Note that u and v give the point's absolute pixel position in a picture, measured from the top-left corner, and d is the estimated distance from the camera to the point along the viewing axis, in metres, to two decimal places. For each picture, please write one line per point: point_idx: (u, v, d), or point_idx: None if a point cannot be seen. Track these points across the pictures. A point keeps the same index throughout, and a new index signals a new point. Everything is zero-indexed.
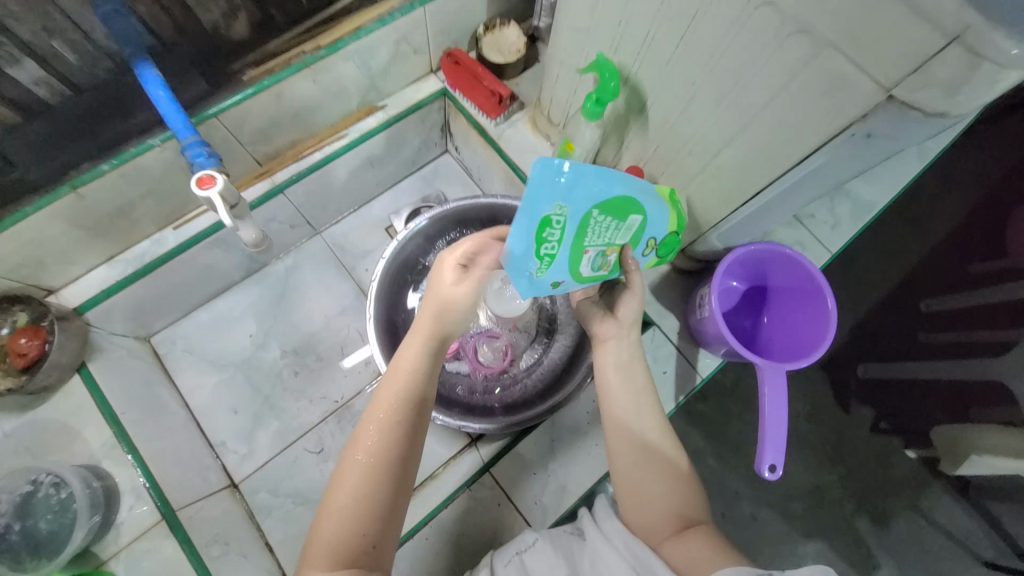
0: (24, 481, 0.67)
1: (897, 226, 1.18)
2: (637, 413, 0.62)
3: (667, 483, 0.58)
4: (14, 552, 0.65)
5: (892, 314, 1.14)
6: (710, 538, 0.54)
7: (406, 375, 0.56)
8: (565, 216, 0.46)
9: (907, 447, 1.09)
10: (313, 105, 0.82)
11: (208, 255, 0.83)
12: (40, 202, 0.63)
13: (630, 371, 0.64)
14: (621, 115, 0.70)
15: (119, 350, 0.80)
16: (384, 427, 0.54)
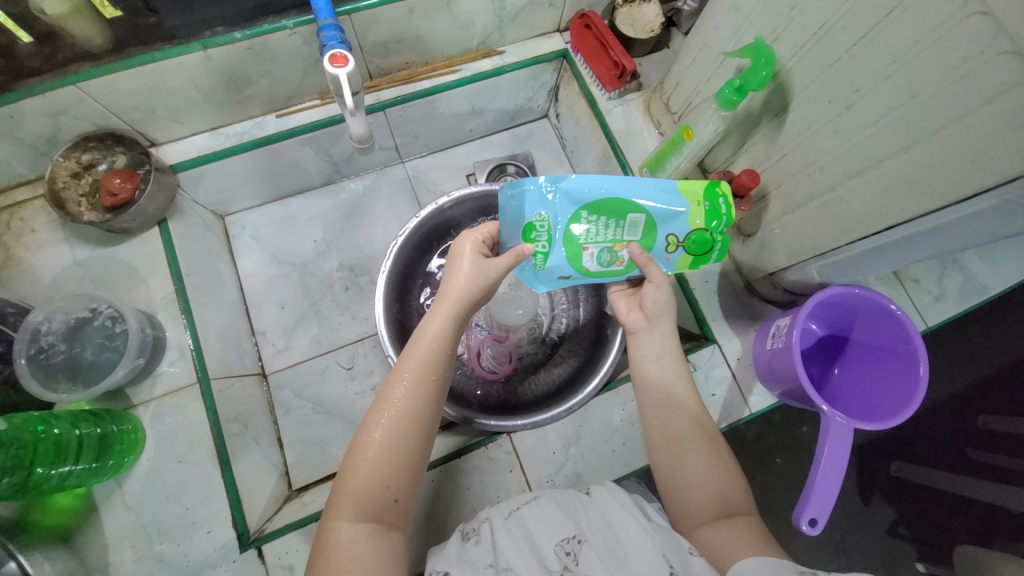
0: (82, 306, 0.68)
1: (994, 325, 1.08)
2: (674, 400, 0.61)
3: (705, 467, 0.56)
4: (50, 371, 0.65)
5: (948, 417, 1.06)
6: (752, 529, 0.52)
7: (430, 339, 0.54)
8: (544, 215, 0.55)
9: (919, 559, 1.00)
10: (437, 31, 0.81)
11: (298, 152, 0.85)
12: (171, 51, 0.65)
13: (667, 357, 0.63)
14: (754, 114, 0.66)
15: (196, 219, 0.83)
16: (410, 380, 0.52)
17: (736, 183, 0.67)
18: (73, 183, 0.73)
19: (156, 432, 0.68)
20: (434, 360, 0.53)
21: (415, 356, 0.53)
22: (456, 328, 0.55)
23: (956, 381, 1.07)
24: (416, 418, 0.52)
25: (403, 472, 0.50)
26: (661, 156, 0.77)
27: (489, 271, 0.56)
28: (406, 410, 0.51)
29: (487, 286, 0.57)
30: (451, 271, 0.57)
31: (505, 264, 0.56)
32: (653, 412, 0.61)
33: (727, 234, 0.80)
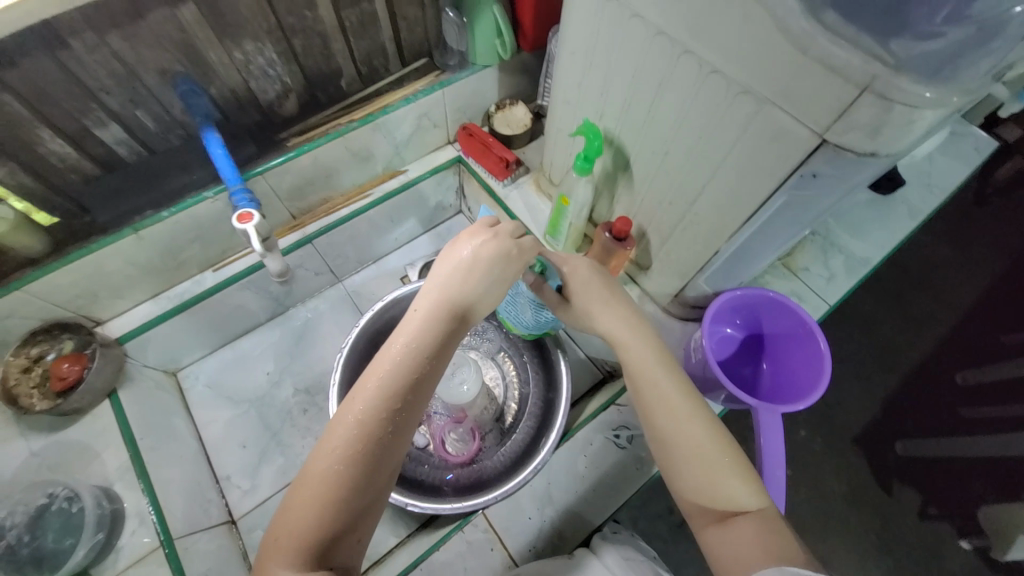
0: (41, 493, 0.70)
1: (917, 295, 1.25)
2: (669, 406, 0.54)
3: (719, 464, 0.53)
4: (20, 563, 0.66)
5: (926, 387, 1.16)
6: (765, 527, 0.49)
7: (406, 354, 0.49)
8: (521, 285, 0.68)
9: (961, 536, 1.04)
10: (345, 168, 0.94)
11: (239, 296, 0.93)
12: (106, 240, 0.74)
13: (656, 361, 0.57)
14: (610, 173, 0.79)
15: (147, 382, 0.87)
16: (374, 404, 0.47)
17: (614, 229, 0.79)
18: (25, 377, 0.77)
19: None
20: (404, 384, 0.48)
21: (382, 374, 0.48)
22: (446, 337, 0.51)
23: (913, 354, 1.19)
24: (376, 451, 0.46)
25: (354, 513, 0.46)
26: (555, 221, 0.89)
27: (489, 273, 0.54)
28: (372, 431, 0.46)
29: (479, 293, 0.54)
30: (448, 268, 0.54)
31: (484, 271, 0.54)
32: (651, 407, 0.56)
33: (631, 270, 0.90)
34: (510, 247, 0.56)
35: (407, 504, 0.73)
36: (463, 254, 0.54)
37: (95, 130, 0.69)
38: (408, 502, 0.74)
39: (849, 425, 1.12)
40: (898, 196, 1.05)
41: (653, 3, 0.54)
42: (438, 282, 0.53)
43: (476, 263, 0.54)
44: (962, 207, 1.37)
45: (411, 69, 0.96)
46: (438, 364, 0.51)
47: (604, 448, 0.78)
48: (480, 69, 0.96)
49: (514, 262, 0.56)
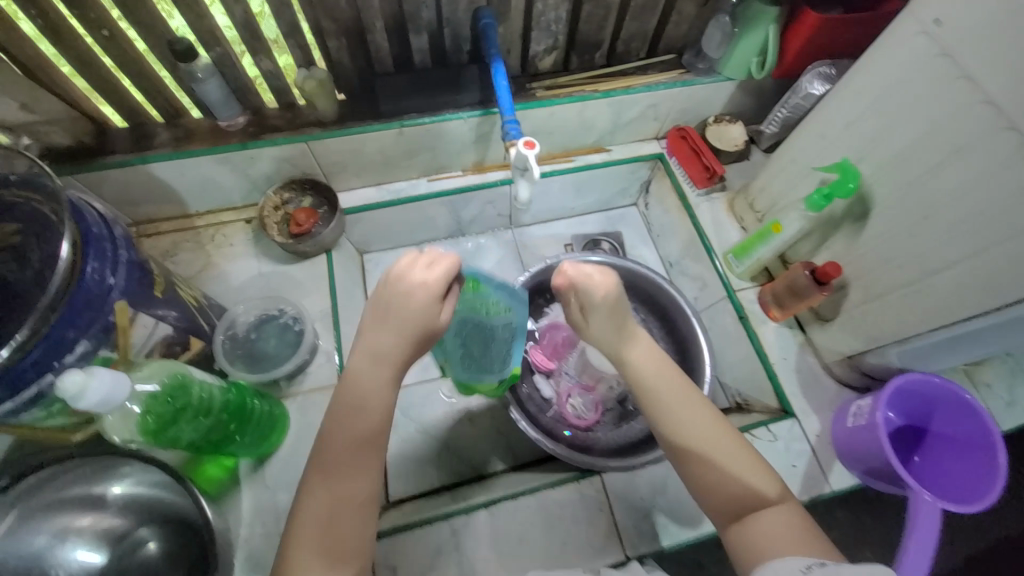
0: (274, 306, 0.82)
1: None
2: (672, 406, 0.58)
3: (731, 459, 0.55)
4: (242, 356, 0.79)
5: None
6: (783, 517, 0.52)
7: (334, 439, 0.51)
8: (499, 297, 0.59)
9: None
10: (567, 130, 1.01)
11: (437, 209, 1.04)
12: (380, 126, 0.87)
13: (654, 355, 0.61)
14: (835, 218, 0.79)
15: (347, 252, 1.01)
16: (322, 487, 0.50)
17: (820, 272, 0.79)
18: (274, 214, 0.93)
19: (299, 422, 0.79)
20: (343, 462, 0.50)
21: (322, 460, 0.50)
22: (391, 392, 0.53)
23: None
24: (351, 504, 0.50)
25: (348, 557, 0.49)
26: (748, 245, 0.91)
27: (406, 324, 0.52)
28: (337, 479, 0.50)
29: (412, 344, 0.53)
30: (379, 321, 0.53)
31: (415, 324, 0.52)
32: (656, 418, 0.58)
33: (805, 317, 0.89)
34: (439, 290, 0.52)
35: (537, 439, 0.83)
36: (385, 307, 0.53)
37: (411, 35, 0.81)
38: (540, 437, 0.84)
39: None
40: None
41: (996, 74, 0.54)
42: (360, 343, 0.54)
43: (391, 314, 0.52)
44: None
45: (656, 60, 0.99)
46: (383, 418, 0.53)
47: None
48: (722, 79, 0.97)
49: (441, 318, 0.53)
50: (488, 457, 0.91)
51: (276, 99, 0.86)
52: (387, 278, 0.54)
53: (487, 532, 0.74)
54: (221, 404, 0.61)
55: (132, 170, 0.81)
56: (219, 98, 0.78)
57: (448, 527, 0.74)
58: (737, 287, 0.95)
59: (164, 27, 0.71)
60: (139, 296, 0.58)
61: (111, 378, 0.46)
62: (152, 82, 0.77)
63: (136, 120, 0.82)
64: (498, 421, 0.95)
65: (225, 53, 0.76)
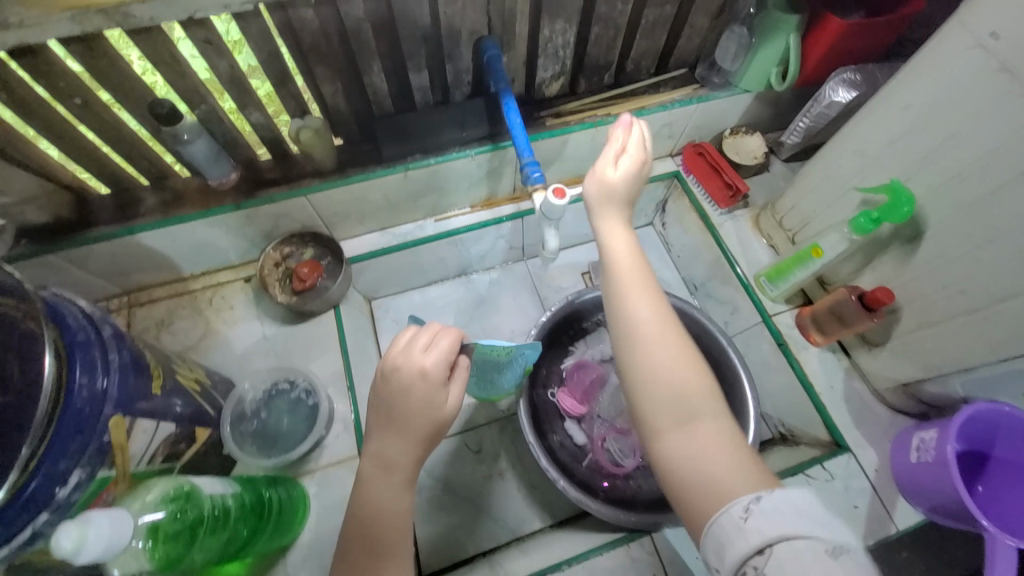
0: (285, 378, 0.76)
1: None
2: (618, 298, 0.56)
3: (675, 364, 0.52)
4: (256, 438, 0.73)
5: None
6: (721, 439, 0.48)
7: (355, 545, 0.53)
8: (505, 344, 0.63)
9: None
10: (579, 156, 0.95)
11: (447, 249, 0.98)
12: (383, 172, 0.81)
13: (632, 255, 0.59)
14: (880, 240, 0.73)
15: (356, 303, 0.95)
16: None
17: (870, 297, 0.74)
18: (274, 271, 0.87)
19: (319, 503, 0.73)
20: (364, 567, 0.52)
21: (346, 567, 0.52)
22: (399, 495, 0.54)
23: None
24: None
25: None
26: (784, 268, 0.85)
27: (404, 413, 0.54)
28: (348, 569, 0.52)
29: (420, 444, 0.55)
30: (378, 423, 0.55)
31: (419, 423, 0.54)
32: (619, 311, 0.56)
33: (849, 341, 0.84)
34: (429, 380, 0.54)
35: (579, 498, 0.77)
36: (382, 401, 0.55)
37: (410, 73, 0.75)
38: (580, 495, 0.77)
39: None
40: None
41: None
42: (370, 444, 0.55)
43: (395, 410, 0.54)
44: None
45: (668, 76, 0.94)
46: (402, 520, 0.54)
47: None
48: (739, 92, 0.92)
49: (444, 408, 0.55)
50: (524, 515, 0.86)
51: (270, 151, 0.80)
52: (381, 372, 0.56)
53: None
54: (238, 508, 0.56)
55: (120, 242, 0.74)
56: (209, 158, 0.72)
57: None
58: (772, 311, 0.90)
59: (143, 90, 0.65)
60: (135, 400, 0.52)
61: (109, 521, 0.42)
62: (134, 147, 0.71)
63: (121, 186, 0.76)
64: (531, 474, 0.89)
65: (211, 110, 0.70)
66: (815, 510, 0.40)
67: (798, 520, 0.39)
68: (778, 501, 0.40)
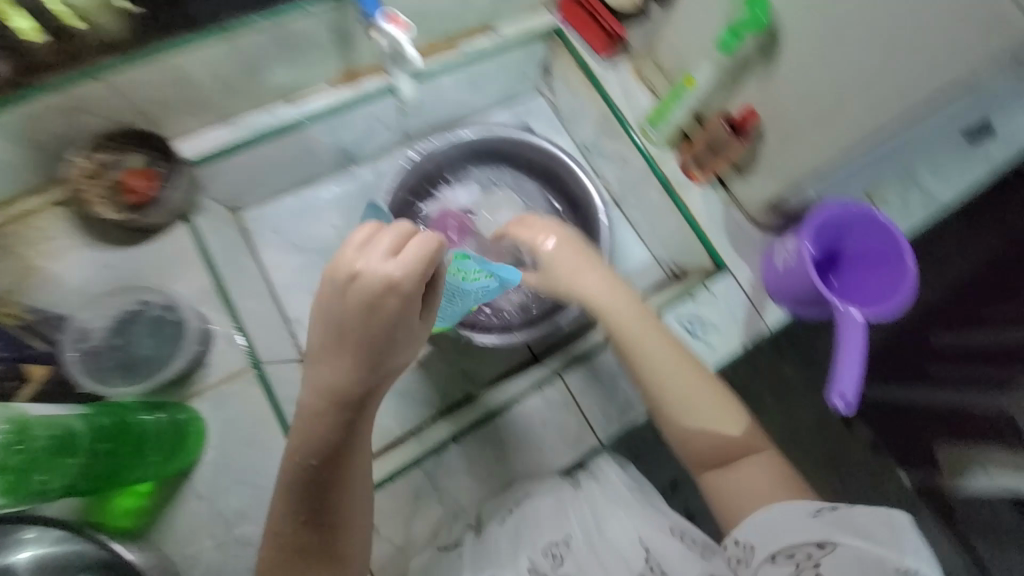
0: (138, 300, 0.68)
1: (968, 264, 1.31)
2: (670, 364, 0.66)
3: (719, 420, 0.64)
4: (118, 368, 0.66)
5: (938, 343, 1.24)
6: (769, 466, 0.63)
7: (293, 477, 0.51)
8: (480, 268, 0.65)
9: (902, 468, 1.25)
10: (442, 8, 0.83)
11: (313, 138, 0.85)
12: (195, 36, 0.64)
13: (681, 366, 0.66)
14: (745, 58, 0.74)
15: (216, 215, 0.82)
16: (297, 513, 0.51)
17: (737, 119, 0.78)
18: (92, 184, 0.71)
19: (218, 422, 0.68)
20: (299, 492, 0.51)
21: (285, 474, 0.52)
22: (335, 433, 0.50)
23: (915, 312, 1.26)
24: (315, 519, 0.52)
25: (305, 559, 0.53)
26: (663, 108, 0.86)
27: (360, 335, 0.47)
28: (292, 526, 0.52)
29: (371, 377, 0.50)
30: (322, 339, 0.48)
31: (376, 348, 0.48)
32: (666, 383, 0.65)
33: (726, 172, 0.87)
34: (388, 290, 0.46)
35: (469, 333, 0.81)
36: (333, 308, 0.47)
37: None
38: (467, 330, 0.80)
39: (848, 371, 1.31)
40: None
41: None
42: (316, 370, 0.50)
43: (351, 332, 0.47)
44: None
45: None
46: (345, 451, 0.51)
47: (677, 335, 0.80)
48: None
49: (409, 324, 0.49)
50: (446, 390, 0.88)
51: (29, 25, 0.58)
52: (330, 277, 0.47)
53: (462, 462, 0.72)
54: (90, 432, 0.53)
55: None
56: None
57: (420, 472, 0.70)
58: (657, 156, 0.90)
59: None
60: None
61: None
62: None
63: None
64: (449, 355, 0.90)
65: None
66: (882, 526, 0.51)
67: (861, 530, 0.51)
68: (844, 514, 0.53)
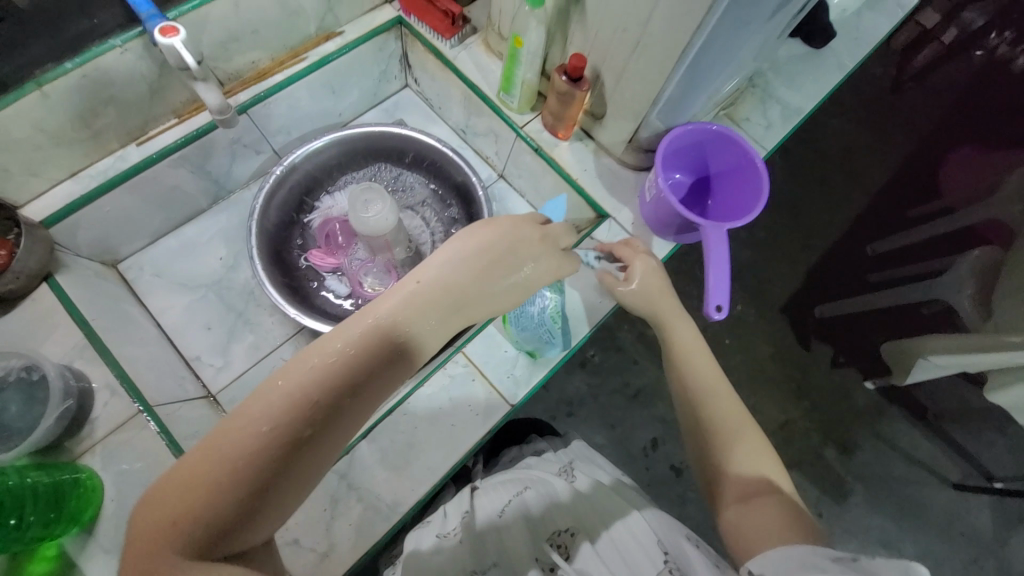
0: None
1: (844, 183, 1.54)
2: (706, 390, 0.64)
3: (756, 458, 0.58)
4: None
5: (841, 259, 1.47)
6: (794, 512, 0.52)
7: (340, 358, 0.40)
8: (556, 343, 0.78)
9: (867, 379, 1.37)
10: (272, 20, 0.82)
11: (173, 175, 0.84)
12: (6, 97, 0.63)
13: (729, 400, 0.63)
14: (563, 8, 0.77)
15: (86, 271, 0.81)
16: (318, 406, 0.39)
17: (570, 69, 0.79)
18: None
19: (115, 474, 0.66)
20: (331, 379, 0.40)
21: (321, 350, 0.41)
22: (407, 345, 0.44)
23: (818, 238, 1.49)
24: (312, 439, 0.39)
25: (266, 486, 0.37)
26: (508, 73, 0.85)
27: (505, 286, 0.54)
28: (291, 424, 0.38)
29: (470, 308, 0.51)
30: (472, 249, 0.50)
31: (497, 287, 0.53)
32: (692, 410, 0.64)
33: (586, 123, 0.90)
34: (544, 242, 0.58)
35: None
36: (489, 234, 0.52)
37: None
38: None
39: (781, 297, 1.43)
40: (829, 49, 1.10)
41: None
42: (443, 262, 0.49)
43: (497, 259, 0.52)
44: (896, 98, 1.62)
45: None
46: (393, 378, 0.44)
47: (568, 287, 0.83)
48: None
49: (521, 266, 0.55)
50: None
51: None
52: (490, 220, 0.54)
53: (376, 457, 0.71)
54: None
55: None
56: None
57: (333, 476, 0.70)
58: (521, 123, 0.93)
59: None
60: None
61: None
62: None
63: None
64: None
65: None
66: None
67: None
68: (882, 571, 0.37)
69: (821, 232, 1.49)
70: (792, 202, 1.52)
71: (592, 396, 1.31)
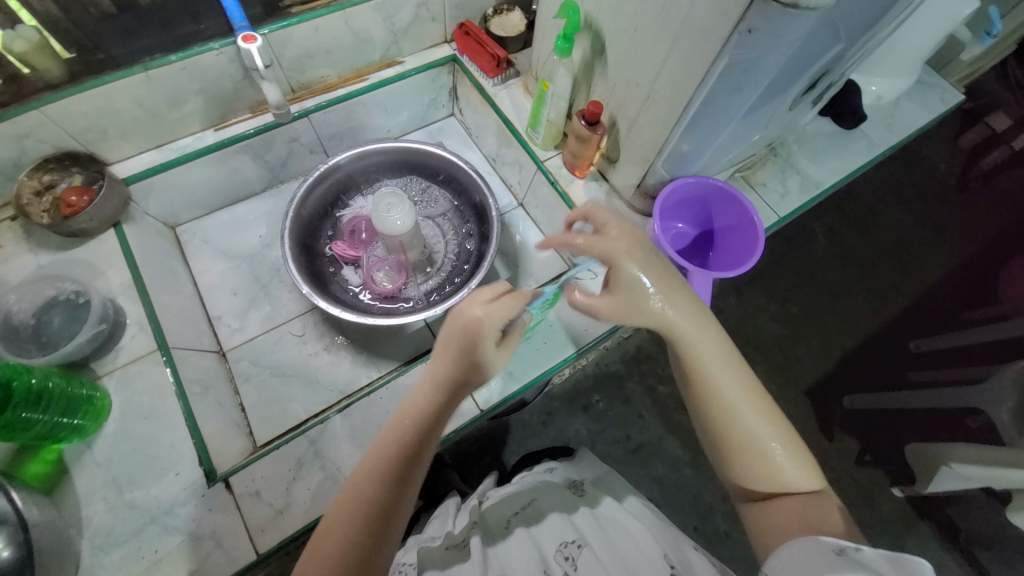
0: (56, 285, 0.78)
1: (887, 268, 1.47)
2: (721, 387, 0.59)
3: (782, 455, 0.56)
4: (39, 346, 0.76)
5: (879, 349, 1.38)
6: (811, 506, 0.53)
7: (380, 449, 0.55)
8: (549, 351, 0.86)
9: (892, 484, 1.23)
10: (342, 45, 0.97)
11: (237, 159, 0.98)
12: (118, 74, 0.79)
13: (748, 391, 0.59)
14: (588, 61, 0.86)
15: (149, 226, 0.95)
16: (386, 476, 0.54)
17: (587, 113, 0.86)
18: (36, 200, 0.83)
19: (122, 398, 0.75)
20: (387, 465, 0.54)
21: (363, 471, 0.54)
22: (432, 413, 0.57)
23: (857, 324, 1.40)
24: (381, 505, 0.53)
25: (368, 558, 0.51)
26: (535, 112, 0.94)
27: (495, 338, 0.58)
28: (364, 525, 0.52)
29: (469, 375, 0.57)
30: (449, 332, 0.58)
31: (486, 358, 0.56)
32: (704, 410, 0.60)
33: (602, 165, 0.97)
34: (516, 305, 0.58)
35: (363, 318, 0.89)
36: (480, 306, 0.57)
37: None
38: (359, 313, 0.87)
39: (805, 377, 1.34)
40: (859, 131, 1.12)
41: None
42: (443, 342, 0.59)
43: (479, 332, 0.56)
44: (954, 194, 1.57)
45: None
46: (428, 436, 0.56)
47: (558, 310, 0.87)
48: None
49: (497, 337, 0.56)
50: (353, 377, 0.94)
51: None
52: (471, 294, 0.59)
53: (345, 432, 0.75)
54: None
55: None
56: None
57: (304, 440, 0.74)
58: (543, 157, 1.01)
59: None
60: None
61: None
62: None
63: None
64: (357, 346, 0.97)
65: None
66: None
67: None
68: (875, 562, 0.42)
69: (861, 316, 1.41)
70: (833, 282, 1.44)
71: (590, 441, 1.24)
